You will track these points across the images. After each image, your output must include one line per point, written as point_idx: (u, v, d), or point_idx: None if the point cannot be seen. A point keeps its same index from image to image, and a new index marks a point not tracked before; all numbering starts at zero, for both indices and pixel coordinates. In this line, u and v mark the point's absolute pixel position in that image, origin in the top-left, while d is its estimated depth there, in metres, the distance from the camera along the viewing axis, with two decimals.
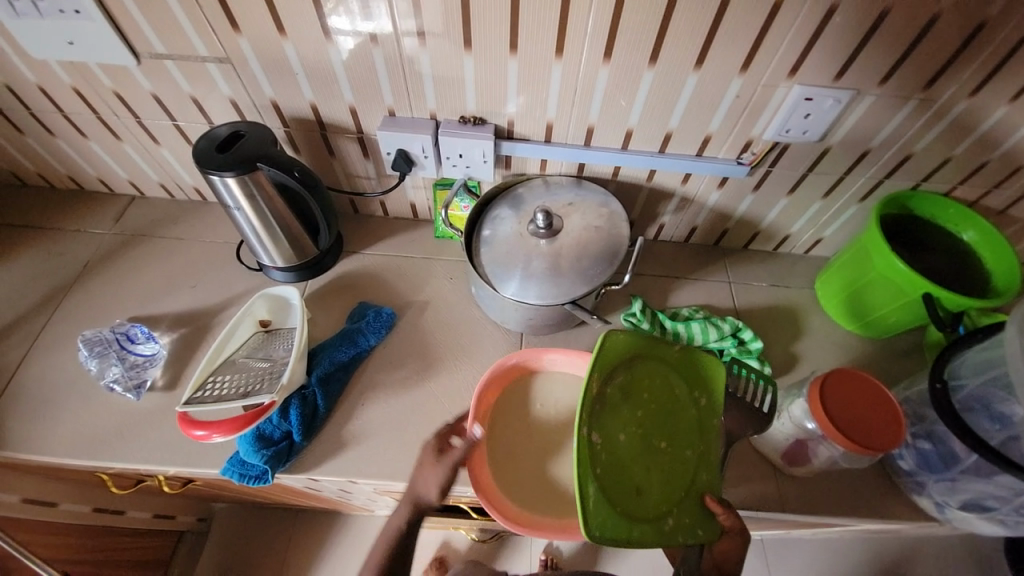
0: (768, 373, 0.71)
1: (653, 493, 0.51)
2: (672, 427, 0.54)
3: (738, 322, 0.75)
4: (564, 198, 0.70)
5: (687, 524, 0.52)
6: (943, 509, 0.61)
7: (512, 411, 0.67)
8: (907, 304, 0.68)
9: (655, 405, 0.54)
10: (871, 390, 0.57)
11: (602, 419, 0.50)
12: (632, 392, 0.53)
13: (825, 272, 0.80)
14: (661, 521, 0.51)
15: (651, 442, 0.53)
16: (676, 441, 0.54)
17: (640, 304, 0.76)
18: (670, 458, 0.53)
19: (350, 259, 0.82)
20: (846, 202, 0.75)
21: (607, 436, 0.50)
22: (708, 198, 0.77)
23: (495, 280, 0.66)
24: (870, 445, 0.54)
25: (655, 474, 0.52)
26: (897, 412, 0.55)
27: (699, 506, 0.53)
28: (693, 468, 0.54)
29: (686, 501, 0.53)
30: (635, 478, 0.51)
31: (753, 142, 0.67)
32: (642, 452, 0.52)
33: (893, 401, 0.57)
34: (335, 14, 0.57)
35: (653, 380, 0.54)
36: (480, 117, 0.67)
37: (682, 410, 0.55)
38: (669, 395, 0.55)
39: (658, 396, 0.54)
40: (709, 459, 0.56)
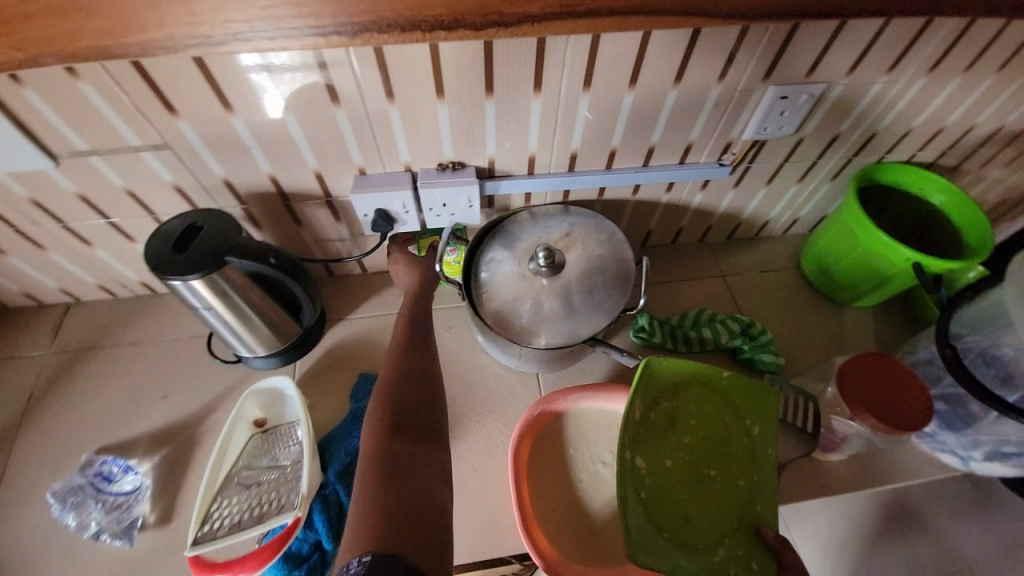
0: (783, 364, 0.72)
1: (701, 522, 0.52)
2: (721, 455, 0.56)
3: (746, 318, 0.75)
4: (558, 227, 0.68)
5: (742, 557, 0.51)
6: (968, 462, 0.64)
7: (547, 458, 0.64)
8: (896, 274, 0.71)
9: (701, 433, 0.56)
10: (885, 368, 0.59)
11: (646, 443, 0.54)
12: (678, 420, 0.56)
13: (809, 251, 0.82)
14: (710, 552, 0.51)
15: (698, 469, 0.55)
16: (722, 464, 0.56)
17: (648, 318, 0.74)
18: (719, 486, 0.55)
19: (337, 328, 0.76)
20: (820, 182, 0.78)
21: (653, 462, 0.53)
22: (692, 200, 0.78)
23: (502, 324, 0.62)
24: (906, 426, 0.55)
25: (705, 505, 0.53)
26: (913, 381, 0.57)
27: (754, 536, 0.53)
28: (746, 494, 0.55)
29: (740, 533, 0.53)
30: (684, 507, 0.52)
31: (732, 143, 0.67)
32: (690, 481, 0.54)
33: (905, 370, 0.58)
34: (241, 51, 0.48)
35: (699, 407, 0.57)
36: (458, 162, 0.63)
37: (731, 438, 0.57)
38: (713, 420, 0.57)
39: (703, 421, 0.57)
40: (763, 492, 0.56)
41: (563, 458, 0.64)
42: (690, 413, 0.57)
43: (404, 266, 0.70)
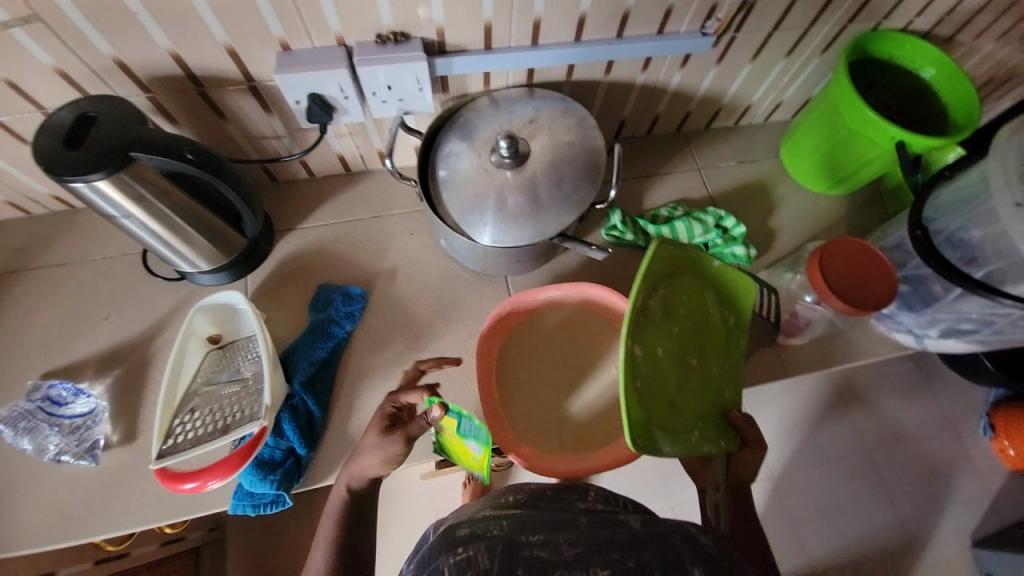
0: (754, 255, 0.71)
1: (683, 407, 0.51)
2: (704, 343, 0.54)
3: (719, 211, 0.73)
4: (522, 113, 0.60)
5: (714, 437, 0.52)
6: (922, 339, 0.66)
7: (515, 361, 0.64)
8: (877, 156, 0.67)
9: (688, 321, 0.53)
10: (839, 254, 0.58)
11: (644, 328, 0.49)
12: (672, 308, 0.52)
13: (789, 138, 0.78)
14: (689, 434, 0.50)
15: (686, 358, 0.52)
16: (703, 351, 0.54)
17: (620, 215, 0.71)
18: (700, 374, 0.53)
19: (287, 239, 0.70)
20: (808, 57, 0.71)
21: (649, 350, 0.49)
22: (670, 81, 0.70)
23: (467, 225, 0.58)
24: (870, 307, 0.55)
25: (687, 391, 0.52)
26: (862, 248, 0.58)
27: (722, 418, 0.54)
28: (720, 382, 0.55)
29: (710, 416, 0.54)
30: (671, 394, 0.50)
31: (717, 7, 0.59)
32: (675, 369, 0.51)
33: (851, 242, 0.58)
34: None
35: (690, 296, 0.54)
36: (401, 32, 0.54)
37: (710, 325, 0.55)
38: (701, 308, 0.54)
39: (694, 312, 0.54)
40: (733, 378, 0.57)
41: (533, 359, 0.64)
42: (681, 300, 0.53)
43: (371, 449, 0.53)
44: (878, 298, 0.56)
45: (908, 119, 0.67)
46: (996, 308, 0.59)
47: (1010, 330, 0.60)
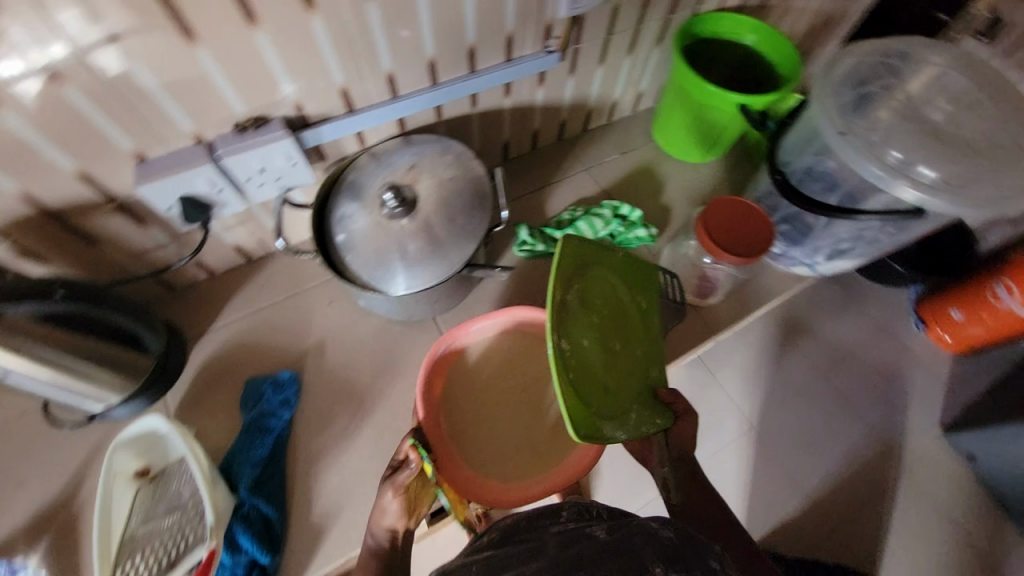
0: (655, 233, 0.76)
1: (617, 391, 0.55)
2: (620, 327, 0.59)
3: (614, 202, 0.78)
4: (402, 161, 0.62)
5: (650, 417, 0.56)
6: (815, 266, 0.73)
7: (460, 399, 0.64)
8: (729, 120, 0.75)
9: (604, 309, 0.58)
10: (718, 217, 0.63)
11: (566, 323, 0.52)
12: (587, 299, 0.56)
13: (657, 122, 0.85)
14: (628, 416, 0.54)
15: (610, 344, 0.57)
16: (622, 335, 0.59)
17: (527, 230, 0.74)
18: (621, 357, 0.58)
19: (203, 343, 0.68)
20: (648, 49, 0.78)
21: (575, 343, 0.52)
22: (535, 99, 0.75)
23: (376, 281, 0.59)
24: (763, 247, 0.61)
25: (615, 376, 0.56)
26: (726, 203, 0.64)
27: (653, 398, 0.59)
28: (643, 363, 0.60)
29: (642, 398, 0.58)
30: (603, 380, 0.54)
31: (552, 26, 0.64)
32: (601, 357, 0.55)
33: (716, 204, 0.64)
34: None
35: (602, 286, 0.58)
36: (258, 117, 0.55)
37: (626, 310, 0.60)
38: (609, 294, 0.59)
39: (608, 300, 0.58)
40: (655, 358, 0.62)
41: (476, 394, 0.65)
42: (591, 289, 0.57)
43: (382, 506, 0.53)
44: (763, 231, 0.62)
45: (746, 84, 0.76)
46: (861, 226, 0.65)
47: (879, 237, 0.66)
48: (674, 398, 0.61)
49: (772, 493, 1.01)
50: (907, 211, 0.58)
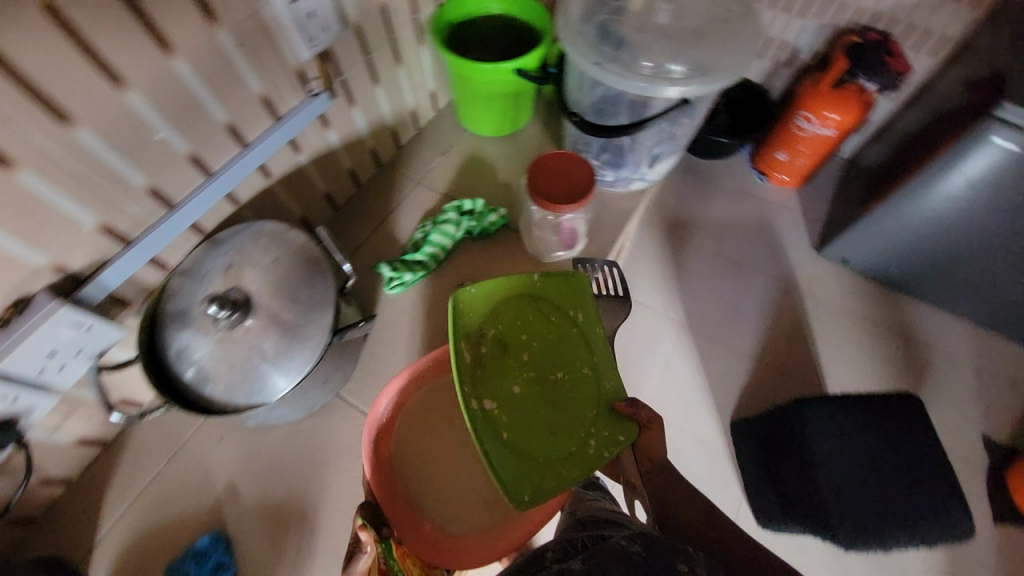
0: (504, 212, 0.79)
1: (568, 422, 0.60)
2: (557, 354, 0.64)
3: (454, 202, 0.79)
4: (217, 266, 0.57)
5: (610, 439, 0.58)
6: (646, 176, 0.80)
7: (421, 451, 0.67)
8: (515, 86, 0.78)
9: (531, 348, 0.64)
10: (542, 179, 0.66)
11: (487, 385, 0.61)
12: (508, 344, 0.64)
13: (460, 112, 0.87)
14: (583, 447, 0.58)
15: (548, 377, 0.63)
16: (562, 363, 0.64)
17: (388, 266, 0.72)
18: (568, 384, 0.62)
19: (98, 552, 0.60)
20: (415, 51, 0.79)
21: (503, 394, 0.61)
22: (332, 142, 0.73)
23: (251, 400, 0.54)
24: (590, 178, 0.65)
25: (564, 409, 0.61)
26: (538, 164, 0.66)
27: (613, 415, 0.60)
28: (596, 381, 0.63)
29: (601, 419, 0.60)
30: (547, 418, 0.60)
31: (304, 71, 0.62)
32: (542, 393, 0.62)
33: (533, 170, 0.66)
34: None
35: (521, 326, 0.65)
36: (16, 301, 0.48)
37: (558, 334, 0.65)
38: (536, 330, 0.65)
39: (532, 335, 0.65)
40: (609, 370, 0.63)
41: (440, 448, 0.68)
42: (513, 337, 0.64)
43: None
44: (581, 167, 0.66)
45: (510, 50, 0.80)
46: (658, 127, 0.72)
47: (679, 129, 0.74)
48: (638, 405, 0.59)
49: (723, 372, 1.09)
50: (678, 107, 0.66)
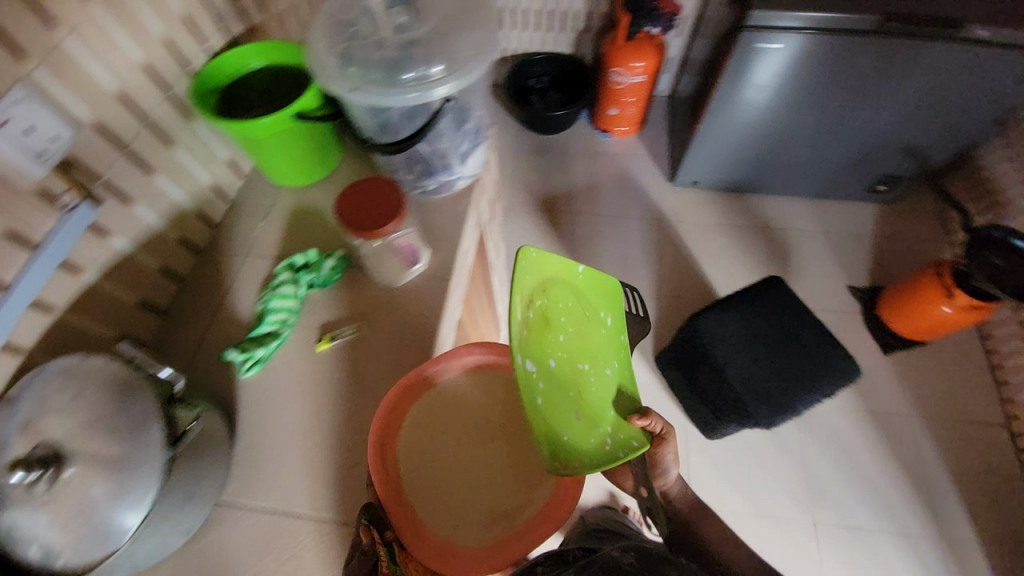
0: (341, 253, 0.79)
1: (589, 405, 0.74)
2: (589, 350, 0.78)
3: (285, 262, 0.79)
4: (15, 427, 0.52)
5: (623, 440, 0.71)
6: (465, 171, 0.83)
7: (432, 449, 0.69)
8: (306, 131, 0.78)
9: (570, 337, 0.77)
10: (356, 213, 0.66)
11: (536, 350, 0.72)
12: (549, 320, 0.75)
13: (268, 173, 0.85)
14: (600, 437, 0.71)
15: (578, 365, 0.77)
16: (593, 359, 0.78)
17: (233, 350, 0.71)
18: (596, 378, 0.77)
19: None
20: (185, 129, 0.80)
21: (541, 364, 0.73)
22: (124, 249, 0.74)
23: (100, 555, 0.50)
24: (394, 195, 0.68)
25: (589, 400, 0.74)
26: (345, 203, 0.67)
27: (627, 423, 0.74)
28: (613, 384, 0.78)
29: (616, 421, 0.74)
30: (572, 399, 0.74)
31: (49, 188, 0.63)
32: (573, 378, 0.76)
33: (343, 210, 0.67)
34: None
35: (560, 310, 0.77)
36: None
37: (587, 331, 0.79)
38: (575, 319, 0.78)
39: (572, 323, 0.78)
40: (627, 378, 0.79)
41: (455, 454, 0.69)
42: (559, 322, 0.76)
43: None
44: (383, 187, 0.68)
45: (277, 100, 0.82)
46: (450, 119, 0.76)
47: (467, 113, 0.80)
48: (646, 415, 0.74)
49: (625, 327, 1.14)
50: (438, 111, 0.72)
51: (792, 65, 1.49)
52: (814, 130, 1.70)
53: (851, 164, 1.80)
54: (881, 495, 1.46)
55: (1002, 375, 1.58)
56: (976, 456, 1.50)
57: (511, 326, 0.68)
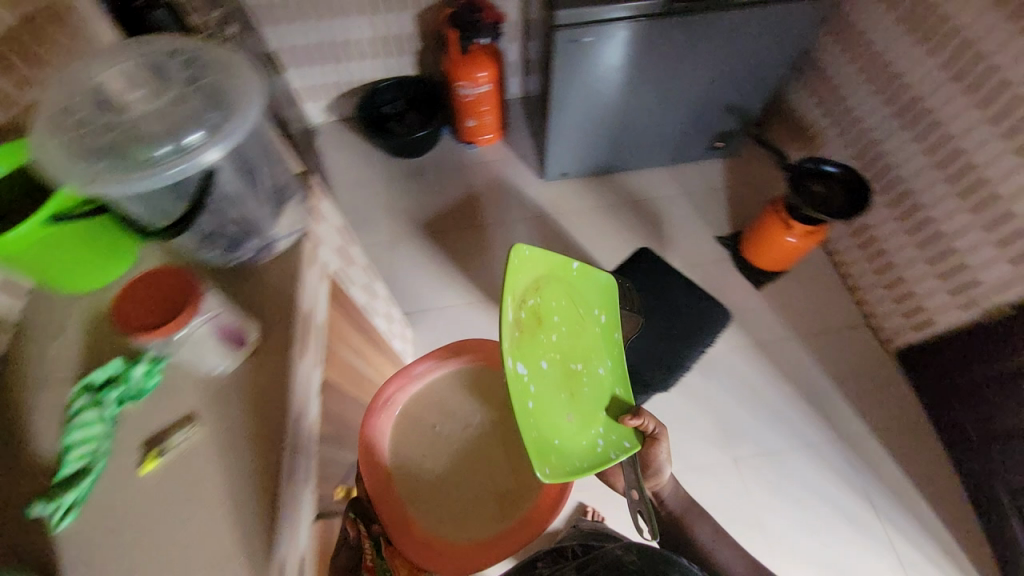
0: (150, 354, 0.72)
1: (586, 406, 1.07)
2: (581, 355, 1.10)
3: (77, 386, 0.70)
4: None
5: (614, 438, 1.06)
6: (281, 232, 0.80)
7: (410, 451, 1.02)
8: (79, 232, 0.71)
9: (565, 342, 1.07)
10: (146, 318, 0.64)
11: (531, 353, 0.99)
12: (538, 320, 1.02)
13: (54, 285, 0.76)
14: (592, 434, 1.05)
15: (572, 368, 1.08)
16: (585, 361, 1.10)
17: (34, 505, 0.64)
18: (583, 376, 1.09)
19: None
20: None
21: (535, 365, 0.99)
22: None
23: None
24: (184, 286, 0.66)
25: (590, 401, 1.08)
26: (130, 313, 0.64)
27: (614, 422, 1.09)
28: (602, 389, 1.11)
29: (600, 418, 1.08)
30: (573, 396, 1.06)
31: None
32: (571, 381, 1.06)
33: (129, 324, 0.64)
34: None
35: (551, 317, 1.05)
36: None
37: (583, 340, 1.12)
38: (566, 323, 1.09)
39: (569, 330, 1.09)
40: (610, 384, 1.13)
41: (431, 463, 1.01)
42: (557, 325, 1.06)
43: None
44: (169, 283, 0.66)
45: (32, 201, 0.75)
46: (241, 184, 0.72)
47: (262, 172, 0.75)
48: (636, 416, 1.08)
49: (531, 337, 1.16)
50: (212, 183, 0.68)
51: (608, 53, 1.61)
52: (653, 101, 1.83)
53: (685, 127, 1.98)
54: (782, 415, 1.61)
55: (850, 282, 1.80)
56: (849, 358, 1.70)
57: (507, 323, 0.90)
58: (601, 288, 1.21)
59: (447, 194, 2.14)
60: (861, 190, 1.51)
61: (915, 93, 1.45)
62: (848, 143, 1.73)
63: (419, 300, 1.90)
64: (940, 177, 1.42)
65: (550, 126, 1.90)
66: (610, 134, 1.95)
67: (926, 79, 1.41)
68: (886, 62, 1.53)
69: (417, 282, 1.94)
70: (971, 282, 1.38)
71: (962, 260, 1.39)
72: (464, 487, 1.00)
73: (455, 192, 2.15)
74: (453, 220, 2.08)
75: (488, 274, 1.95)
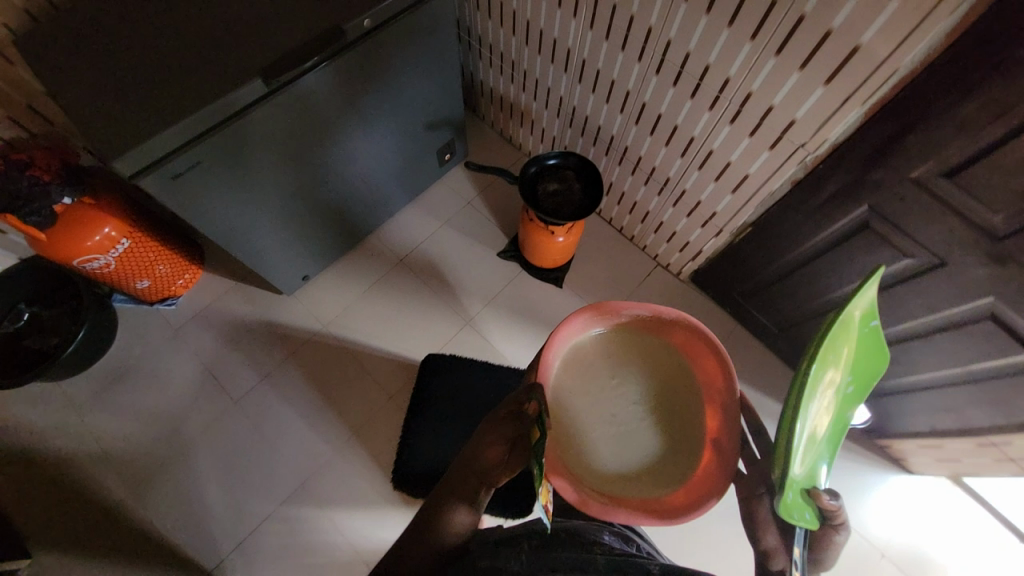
0: None
1: (810, 454, 0.73)
2: (831, 410, 0.76)
3: None
4: None
5: (810, 511, 0.71)
6: None
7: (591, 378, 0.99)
8: None
9: (831, 389, 0.74)
10: None
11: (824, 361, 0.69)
12: (839, 344, 0.72)
13: None
14: (798, 487, 0.71)
15: (824, 413, 0.73)
16: (830, 405, 0.75)
17: None
18: (822, 427, 0.74)
19: None
20: None
21: (818, 377, 0.69)
22: None
23: None
24: None
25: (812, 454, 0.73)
26: None
27: (812, 501, 0.73)
28: (820, 463, 0.76)
29: (805, 488, 0.73)
30: (812, 440, 0.72)
31: None
32: (818, 422, 0.73)
33: None
34: None
35: (844, 351, 0.74)
36: None
37: (836, 402, 0.77)
38: (845, 363, 0.75)
39: (841, 374, 0.75)
40: (825, 465, 0.77)
41: (605, 406, 0.97)
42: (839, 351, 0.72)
43: (488, 436, 0.91)
44: None
45: None
46: None
47: None
48: (840, 511, 0.72)
49: (680, 360, 1.02)
50: None
51: (242, 158, 1.19)
52: (345, 165, 1.49)
53: (402, 164, 1.69)
54: None
55: (629, 234, 1.79)
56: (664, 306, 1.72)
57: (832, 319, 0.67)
58: (874, 365, 0.83)
59: (172, 383, 1.56)
60: (590, 172, 1.43)
61: (582, 56, 1.35)
62: (557, 114, 1.61)
63: (216, 541, 1.39)
64: (643, 130, 1.37)
65: (241, 253, 1.43)
66: (325, 215, 1.57)
67: (583, 41, 1.31)
68: (542, 30, 1.39)
69: (201, 520, 1.41)
70: (711, 214, 1.41)
71: (696, 197, 1.40)
72: (627, 445, 0.95)
73: (181, 372, 1.58)
74: (201, 411, 1.53)
75: (286, 447, 1.51)
